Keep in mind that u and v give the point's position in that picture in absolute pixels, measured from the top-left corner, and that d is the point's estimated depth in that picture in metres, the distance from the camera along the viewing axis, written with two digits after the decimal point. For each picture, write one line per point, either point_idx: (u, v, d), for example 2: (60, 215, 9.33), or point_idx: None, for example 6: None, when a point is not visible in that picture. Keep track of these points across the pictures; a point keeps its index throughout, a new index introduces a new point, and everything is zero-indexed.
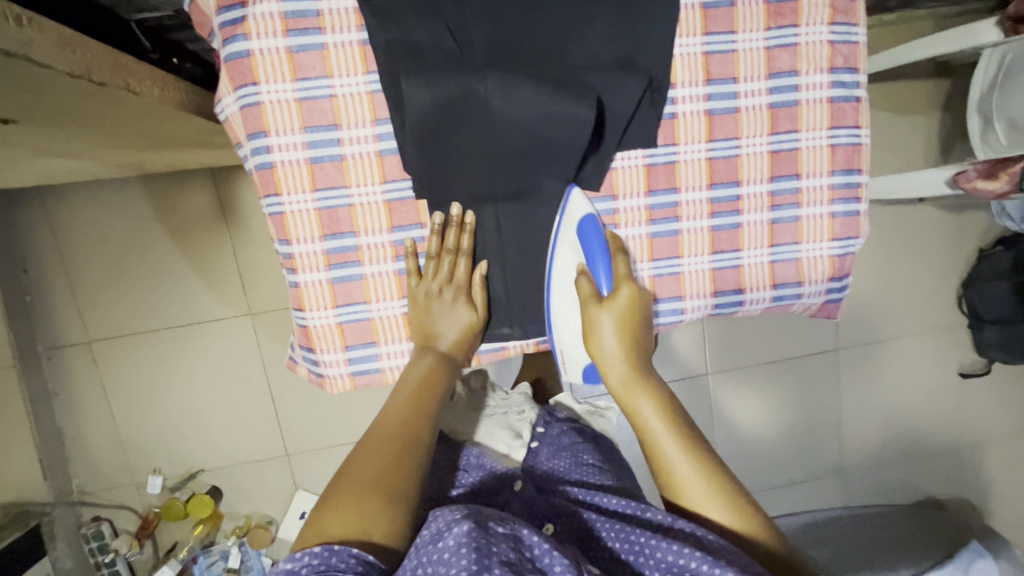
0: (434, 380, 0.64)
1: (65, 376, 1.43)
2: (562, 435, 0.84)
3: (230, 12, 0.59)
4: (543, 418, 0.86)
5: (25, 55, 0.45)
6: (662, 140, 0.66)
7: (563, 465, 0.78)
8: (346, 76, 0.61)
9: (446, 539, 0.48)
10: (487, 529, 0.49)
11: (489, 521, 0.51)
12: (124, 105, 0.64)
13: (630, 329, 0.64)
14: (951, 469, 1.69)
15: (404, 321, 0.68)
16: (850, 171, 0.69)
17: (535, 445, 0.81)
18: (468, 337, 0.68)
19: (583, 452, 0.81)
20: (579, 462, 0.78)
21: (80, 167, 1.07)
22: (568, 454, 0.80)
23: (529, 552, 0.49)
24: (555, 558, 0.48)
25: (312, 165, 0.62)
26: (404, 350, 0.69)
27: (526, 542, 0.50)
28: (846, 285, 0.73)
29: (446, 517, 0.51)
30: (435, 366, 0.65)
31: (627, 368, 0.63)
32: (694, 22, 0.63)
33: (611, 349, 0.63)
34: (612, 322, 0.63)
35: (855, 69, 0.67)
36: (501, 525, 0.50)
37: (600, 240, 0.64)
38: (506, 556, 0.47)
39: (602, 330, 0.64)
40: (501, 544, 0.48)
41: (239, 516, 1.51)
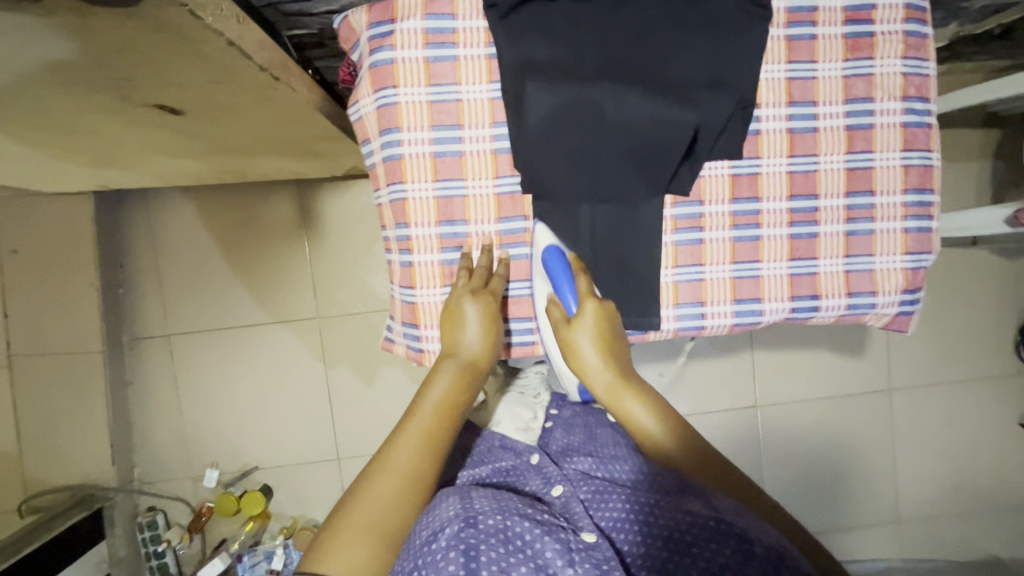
0: (455, 401, 0.64)
1: (142, 365, 1.52)
2: (575, 415, 0.88)
3: (380, 28, 0.69)
4: (556, 402, 0.92)
5: (240, 47, 0.57)
6: (747, 153, 0.73)
7: (575, 440, 0.81)
8: (472, 85, 0.70)
9: (438, 540, 0.55)
10: (476, 526, 0.56)
11: (480, 516, 0.57)
12: (276, 102, 0.75)
13: (607, 342, 0.67)
14: (1014, 525, 1.63)
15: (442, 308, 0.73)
16: (922, 190, 0.75)
17: (551, 426, 0.87)
18: (488, 350, 0.70)
19: (596, 427, 0.84)
20: (592, 436, 0.82)
21: (196, 169, 1.19)
22: (581, 430, 0.83)
23: (518, 541, 0.55)
24: (546, 544, 0.55)
25: (435, 159, 0.71)
26: None
27: (515, 532, 0.56)
28: (918, 299, 0.77)
29: (441, 519, 0.58)
30: (458, 382, 0.66)
31: (611, 375, 0.66)
32: (779, 51, 0.71)
33: (592, 361, 0.66)
34: (589, 340, 0.67)
35: (927, 98, 0.74)
36: (491, 519, 0.57)
37: (563, 268, 0.69)
38: (494, 553, 0.53)
39: (579, 346, 0.67)
40: (489, 540, 0.54)
41: (287, 518, 1.54)
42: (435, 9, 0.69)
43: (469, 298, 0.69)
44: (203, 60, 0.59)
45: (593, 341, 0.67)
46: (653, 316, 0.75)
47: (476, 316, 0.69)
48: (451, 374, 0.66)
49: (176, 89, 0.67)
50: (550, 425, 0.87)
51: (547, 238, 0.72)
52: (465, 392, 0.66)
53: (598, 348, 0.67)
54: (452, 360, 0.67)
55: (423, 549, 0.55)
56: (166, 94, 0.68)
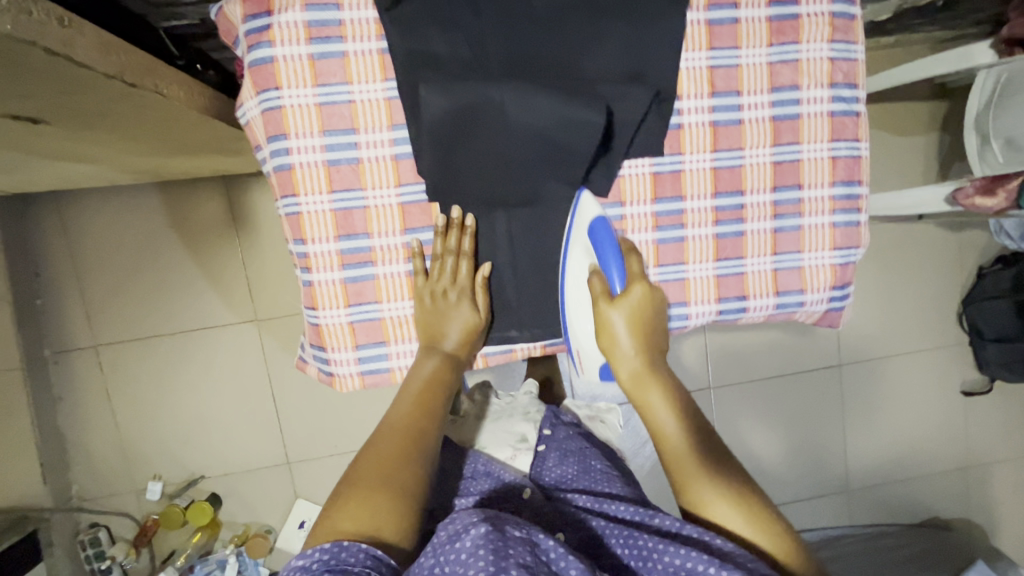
0: (444, 380, 0.65)
1: (69, 378, 1.43)
2: (569, 439, 0.84)
3: (256, 20, 0.61)
4: (549, 422, 0.87)
5: (69, 56, 0.49)
6: (668, 149, 0.68)
7: (571, 472, 0.78)
8: (365, 83, 0.63)
9: (464, 540, 0.47)
10: (503, 532, 0.48)
11: (506, 524, 0.49)
12: (150, 106, 0.67)
13: (641, 326, 0.67)
14: (956, 488, 1.69)
15: (352, 328, 0.68)
16: (850, 182, 0.71)
17: (542, 450, 0.83)
18: (470, 339, 0.68)
19: (590, 456, 0.81)
20: (586, 467, 0.78)
21: (96, 171, 1.09)
22: (575, 460, 0.80)
23: (545, 557, 0.47)
24: (571, 563, 0.47)
25: (329, 167, 0.64)
26: (351, 357, 0.68)
27: (544, 548, 0.48)
28: (847, 295, 0.74)
29: (464, 520, 0.50)
30: (445, 366, 0.66)
31: (639, 363, 0.67)
32: (699, 37, 0.66)
33: (620, 341, 0.66)
34: (623, 320, 0.66)
35: (855, 85, 0.70)
36: (518, 529, 0.49)
37: (610, 240, 0.65)
38: (524, 559, 0.46)
39: (611, 325, 0.66)
40: (519, 548, 0.47)
41: (238, 525, 1.50)
42: None
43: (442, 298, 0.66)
44: (31, 72, 0.50)
45: (628, 324, 0.66)
46: None
47: (456, 299, 0.66)
48: (438, 358, 0.66)
49: (20, 99, 0.58)
50: (541, 450, 0.82)
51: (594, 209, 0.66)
52: (450, 379, 0.66)
53: (632, 336, 0.66)
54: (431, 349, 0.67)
55: (443, 550, 0.47)
56: (9, 104, 0.59)
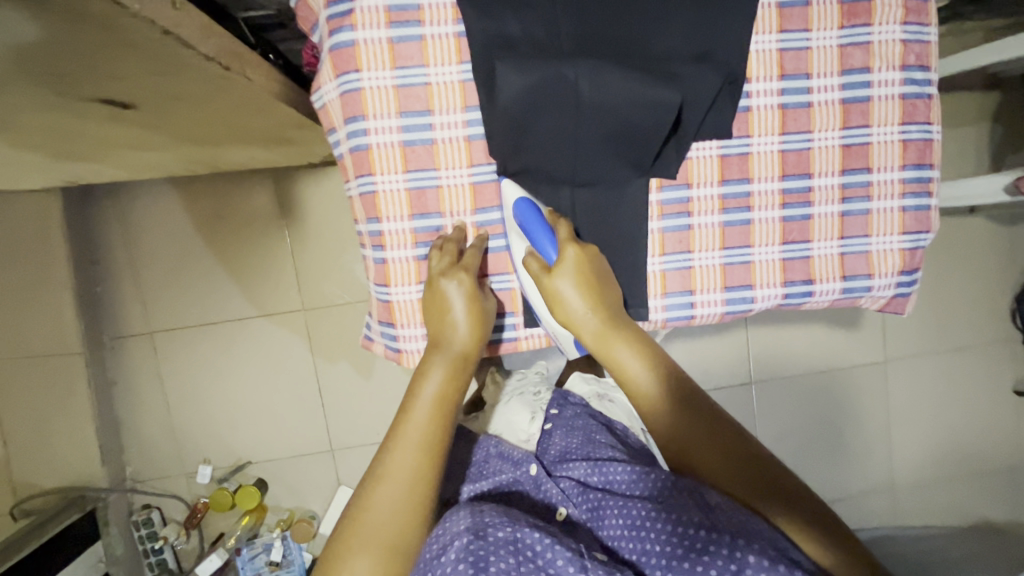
0: (450, 396, 0.64)
1: (126, 364, 1.49)
2: (576, 417, 0.89)
3: (338, 6, 0.63)
4: (557, 401, 0.92)
5: (177, 35, 0.52)
6: (736, 132, 0.68)
7: (574, 442, 0.83)
8: (441, 66, 0.65)
9: (449, 552, 0.55)
10: (486, 537, 0.56)
11: (489, 527, 0.58)
12: (232, 92, 0.71)
13: (590, 288, 0.65)
14: (1007, 490, 1.65)
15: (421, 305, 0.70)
16: (921, 166, 0.70)
17: (549, 428, 0.88)
18: (479, 332, 0.67)
19: (594, 431, 0.86)
20: (591, 440, 0.84)
21: (161, 162, 1.14)
22: (580, 433, 0.85)
23: (529, 551, 0.56)
24: (557, 552, 0.56)
25: (405, 148, 0.66)
26: (420, 333, 0.70)
27: (525, 543, 0.57)
28: (915, 280, 0.74)
29: (450, 531, 0.58)
30: (452, 375, 0.65)
31: (598, 323, 0.65)
32: (770, 20, 0.66)
33: (574, 307, 0.64)
34: (572, 285, 0.64)
35: (928, 67, 0.69)
36: (501, 530, 0.57)
37: (538, 221, 0.65)
38: (505, 561, 0.54)
39: (563, 295, 0.64)
40: (499, 552, 0.55)
41: (283, 510, 1.54)
42: None
43: (443, 281, 0.65)
44: (140, 52, 0.53)
45: (575, 288, 0.64)
46: (640, 306, 0.72)
47: (460, 293, 0.65)
48: (441, 363, 0.65)
49: (120, 82, 0.61)
50: (549, 427, 0.87)
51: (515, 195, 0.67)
52: (458, 385, 0.65)
53: (586, 298, 0.65)
54: (441, 351, 0.66)
55: (433, 563, 0.55)
56: (106, 87, 0.62)
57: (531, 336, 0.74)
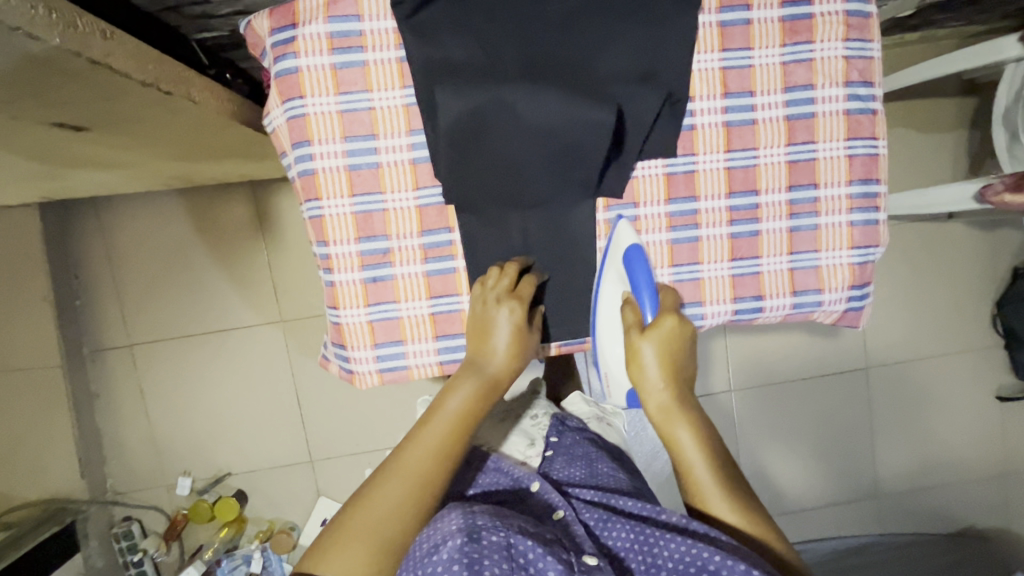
0: (472, 416, 0.63)
1: (106, 376, 1.50)
2: (575, 445, 0.84)
3: (282, 33, 0.65)
4: (556, 428, 0.87)
5: (107, 64, 0.52)
6: (681, 150, 0.69)
7: (578, 474, 0.78)
8: (384, 90, 0.66)
9: (441, 553, 0.51)
10: (480, 541, 0.51)
11: (484, 529, 0.53)
12: (183, 115, 0.71)
13: (672, 362, 0.66)
14: (992, 496, 1.64)
15: (370, 328, 0.69)
16: (868, 181, 0.71)
17: (549, 454, 0.83)
18: (512, 365, 0.67)
19: (597, 460, 0.81)
20: (593, 470, 0.78)
21: (133, 177, 1.15)
22: (583, 463, 0.80)
23: (522, 559, 0.51)
24: (549, 563, 0.51)
25: (351, 172, 0.67)
26: (369, 356, 0.70)
27: (520, 550, 0.51)
28: (867, 294, 0.74)
29: (442, 531, 0.53)
30: (475, 399, 0.63)
31: (667, 397, 0.65)
32: (711, 39, 0.67)
33: (650, 374, 0.65)
34: (656, 352, 0.65)
35: (871, 83, 0.69)
36: (496, 534, 0.52)
37: (645, 269, 0.67)
38: (498, 568, 0.49)
39: (643, 357, 0.65)
40: (494, 556, 0.50)
41: (263, 521, 1.54)
42: (339, 9, 0.64)
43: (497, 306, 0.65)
44: (74, 81, 0.54)
45: (658, 356, 0.65)
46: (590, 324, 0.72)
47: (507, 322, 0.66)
48: (470, 386, 0.64)
49: (64, 108, 0.62)
50: (549, 454, 0.83)
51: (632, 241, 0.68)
52: (481, 408, 0.64)
53: (663, 370, 0.65)
54: (472, 371, 0.65)
55: (422, 562, 0.51)
56: (52, 113, 0.63)
57: None
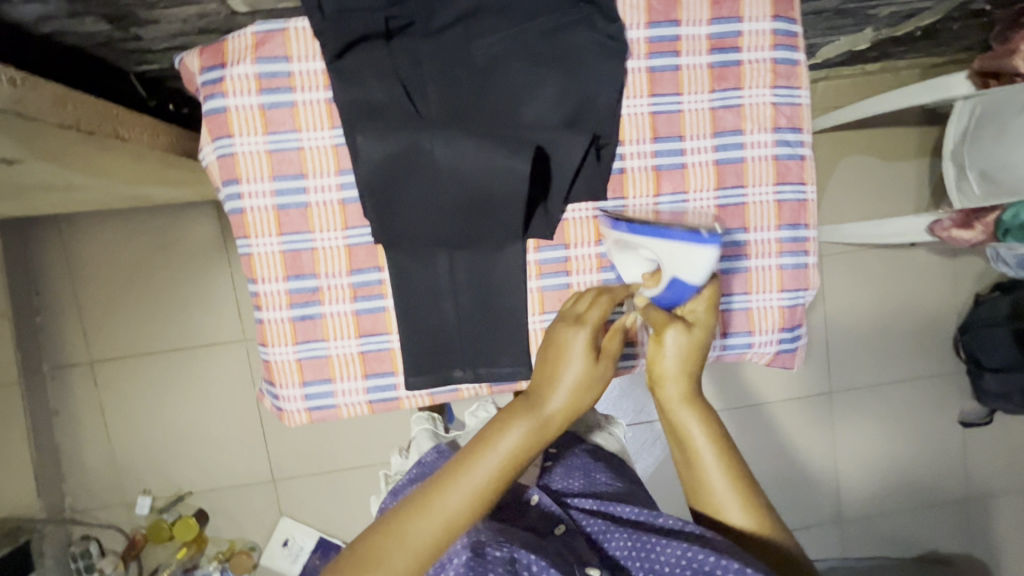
0: (524, 457, 0.56)
1: (66, 393, 1.48)
2: (575, 457, 0.83)
3: (211, 72, 0.65)
4: (556, 442, 0.85)
5: (17, 111, 0.52)
6: (611, 193, 0.69)
7: (576, 484, 0.77)
8: (313, 131, 0.66)
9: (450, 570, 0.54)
10: (484, 555, 0.54)
11: (486, 546, 0.56)
12: (116, 150, 0.71)
13: (696, 356, 0.60)
14: (954, 520, 1.64)
15: (299, 366, 0.69)
16: (797, 226, 0.71)
17: (548, 466, 0.80)
18: (578, 402, 0.57)
19: (595, 470, 0.80)
20: (592, 480, 0.78)
21: (87, 199, 1.14)
22: (580, 474, 0.79)
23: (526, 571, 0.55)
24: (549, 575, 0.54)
25: (278, 212, 0.67)
26: (298, 394, 0.70)
27: (522, 563, 0.55)
28: (798, 336, 0.74)
29: (451, 551, 0.57)
30: (529, 440, 0.55)
31: (679, 391, 0.61)
32: (640, 84, 0.68)
33: (671, 369, 0.59)
34: (679, 341, 0.58)
35: (799, 129, 0.70)
36: (498, 549, 0.55)
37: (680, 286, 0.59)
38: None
39: (666, 345, 0.59)
40: (498, 569, 0.54)
41: (224, 541, 1.52)
42: (267, 50, 0.64)
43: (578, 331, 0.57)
44: None
45: (681, 345, 0.59)
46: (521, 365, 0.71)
47: (582, 352, 0.56)
48: (524, 425, 0.56)
49: None
50: (547, 465, 0.80)
51: (701, 270, 0.58)
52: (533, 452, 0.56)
53: (683, 368, 0.60)
54: (530, 412, 0.56)
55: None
56: None
57: (412, 395, 0.71)
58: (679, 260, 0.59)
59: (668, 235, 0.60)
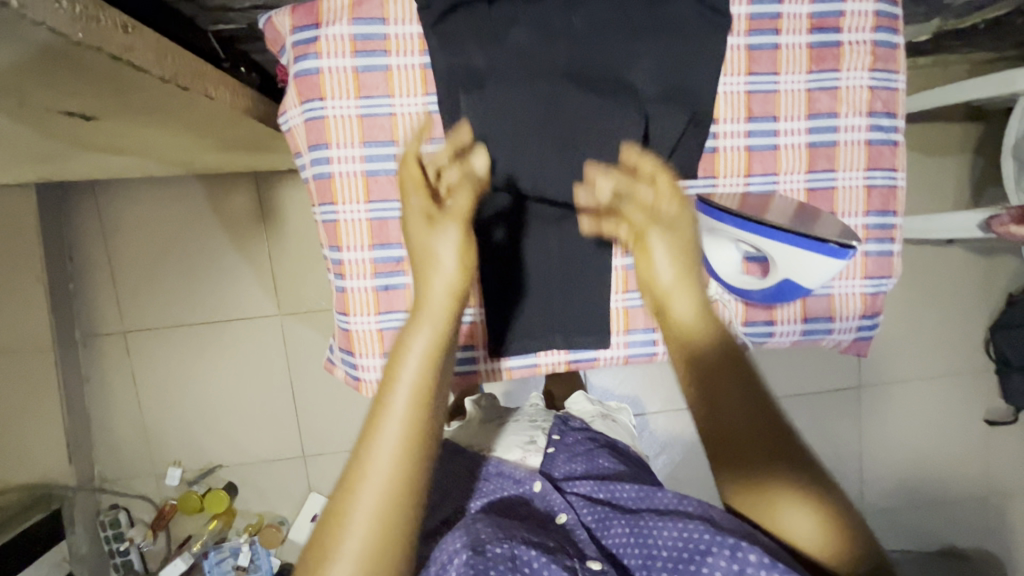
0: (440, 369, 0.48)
1: (98, 362, 1.47)
2: (578, 443, 0.83)
3: (304, 32, 0.63)
4: (558, 427, 0.85)
5: (127, 60, 0.51)
6: (702, 172, 0.68)
7: (580, 469, 0.77)
8: (407, 97, 0.65)
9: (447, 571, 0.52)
10: (483, 554, 0.53)
11: (486, 545, 0.55)
12: (196, 109, 0.70)
13: (687, 257, 0.59)
14: (973, 517, 1.66)
15: (380, 336, 0.69)
16: (885, 212, 0.71)
17: (551, 450, 0.80)
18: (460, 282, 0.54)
19: (598, 455, 0.80)
20: (594, 464, 0.78)
21: (134, 164, 1.12)
22: (583, 458, 0.79)
23: (527, 568, 0.53)
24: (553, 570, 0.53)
25: (368, 178, 0.66)
26: (378, 364, 0.69)
27: (523, 560, 0.54)
28: (876, 324, 0.74)
29: (447, 550, 0.55)
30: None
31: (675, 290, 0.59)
32: (738, 62, 0.66)
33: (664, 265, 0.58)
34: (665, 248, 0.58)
35: (894, 114, 0.69)
36: (498, 547, 0.54)
37: (789, 291, 0.64)
38: None
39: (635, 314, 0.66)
40: (499, 567, 0.52)
41: (252, 514, 1.53)
42: (364, 11, 0.63)
43: (429, 222, 0.55)
44: (87, 74, 0.52)
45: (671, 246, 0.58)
46: (601, 338, 0.71)
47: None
48: (426, 328, 0.50)
49: (75, 99, 0.60)
50: (550, 450, 0.80)
51: (819, 274, 0.61)
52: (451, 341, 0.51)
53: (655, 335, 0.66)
54: (421, 307, 0.51)
55: None
56: (66, 101, 0.61)
57: (493, 367, 0.72)
58: (796, 268, 0.61)
59: (783, 242, 0.60)
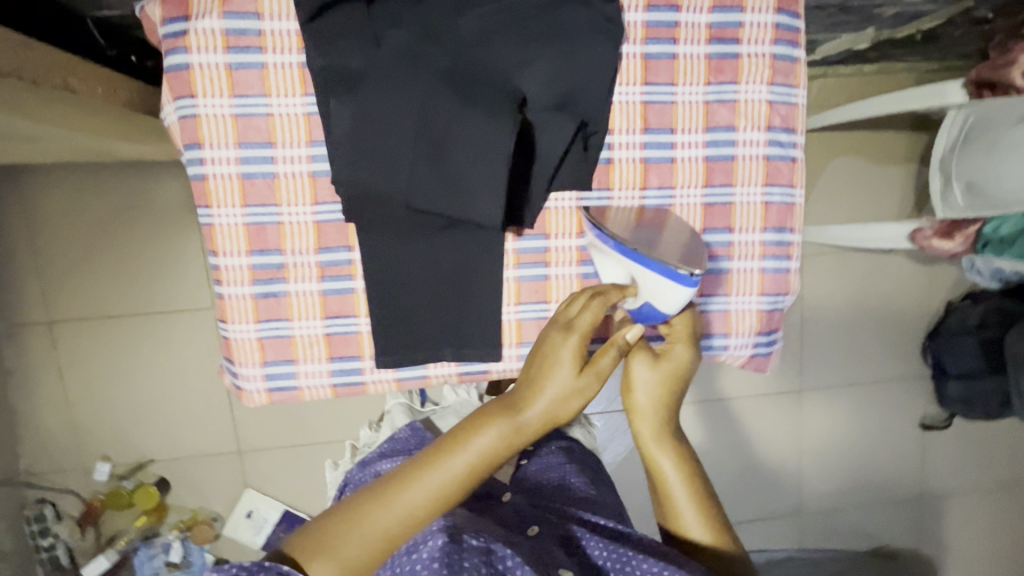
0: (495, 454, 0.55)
1: (22, 354, 1.42)
2: (551, 455, 0.80)
3: (173, 24, 0.59)
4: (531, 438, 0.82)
5: None
6: (596, 184, 0.67)
7: (551, 485, 0.74)
8: (284, 96, 0.61)
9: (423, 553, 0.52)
10: (460, 544, 0.52)
11: (464, 535, 0.53)
12: (67, 103, 0.66)
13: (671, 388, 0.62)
14: (906, 517, 1.70)
15: (259, 345, 0.66)
16: (782, 229, 0.70)
17: (524, 462, 0.78)
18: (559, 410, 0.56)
19: (571, 473, 0.77)
20: (567, 483, 0.75)
21: (44, 152, 1.07)
22: (557, 475, 0.76)
23: (499, 564, 0.52)
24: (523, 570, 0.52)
25: (243, 181, 0.63)
26: (257, 373, 0.67)
27: (499, 556, 0.53)
28: (773, 341, 0.74)
29: (423, 537, 0.54)
30: (503, 444, 0.54)
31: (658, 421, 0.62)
32: (634, 71, 0.64)
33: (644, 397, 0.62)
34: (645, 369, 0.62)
35: (793, 129, 0.68)
36: (476, 539, 0.53)
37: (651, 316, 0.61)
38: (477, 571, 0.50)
39: (636, 380, 0.62)
40: (473, 560, 0.51)
41: (185, 510, 1.50)
42: (235, 5, 0.59)
43: (568, 333, 0.56)
44: None
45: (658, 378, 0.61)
46: (494, 350, 0.69)
47: (570, 358, 0.56)
48: (501, 425, 0.55)
49: None
50: (523, 462, 0.78)
51: (677, 300, 0.59)
52: (507, 453, 0.55)
53: (654, 402, 0.62)
54: (507, 413, 0.55)
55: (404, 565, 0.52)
56: None
57: (379, 380, 0.69)
58: (653, 290, 0.59)
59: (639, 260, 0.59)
